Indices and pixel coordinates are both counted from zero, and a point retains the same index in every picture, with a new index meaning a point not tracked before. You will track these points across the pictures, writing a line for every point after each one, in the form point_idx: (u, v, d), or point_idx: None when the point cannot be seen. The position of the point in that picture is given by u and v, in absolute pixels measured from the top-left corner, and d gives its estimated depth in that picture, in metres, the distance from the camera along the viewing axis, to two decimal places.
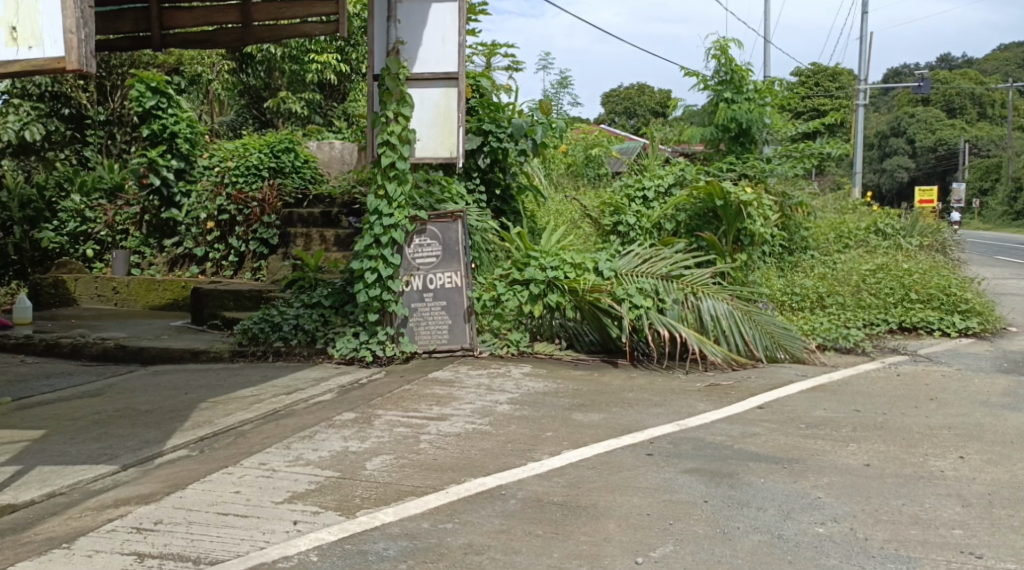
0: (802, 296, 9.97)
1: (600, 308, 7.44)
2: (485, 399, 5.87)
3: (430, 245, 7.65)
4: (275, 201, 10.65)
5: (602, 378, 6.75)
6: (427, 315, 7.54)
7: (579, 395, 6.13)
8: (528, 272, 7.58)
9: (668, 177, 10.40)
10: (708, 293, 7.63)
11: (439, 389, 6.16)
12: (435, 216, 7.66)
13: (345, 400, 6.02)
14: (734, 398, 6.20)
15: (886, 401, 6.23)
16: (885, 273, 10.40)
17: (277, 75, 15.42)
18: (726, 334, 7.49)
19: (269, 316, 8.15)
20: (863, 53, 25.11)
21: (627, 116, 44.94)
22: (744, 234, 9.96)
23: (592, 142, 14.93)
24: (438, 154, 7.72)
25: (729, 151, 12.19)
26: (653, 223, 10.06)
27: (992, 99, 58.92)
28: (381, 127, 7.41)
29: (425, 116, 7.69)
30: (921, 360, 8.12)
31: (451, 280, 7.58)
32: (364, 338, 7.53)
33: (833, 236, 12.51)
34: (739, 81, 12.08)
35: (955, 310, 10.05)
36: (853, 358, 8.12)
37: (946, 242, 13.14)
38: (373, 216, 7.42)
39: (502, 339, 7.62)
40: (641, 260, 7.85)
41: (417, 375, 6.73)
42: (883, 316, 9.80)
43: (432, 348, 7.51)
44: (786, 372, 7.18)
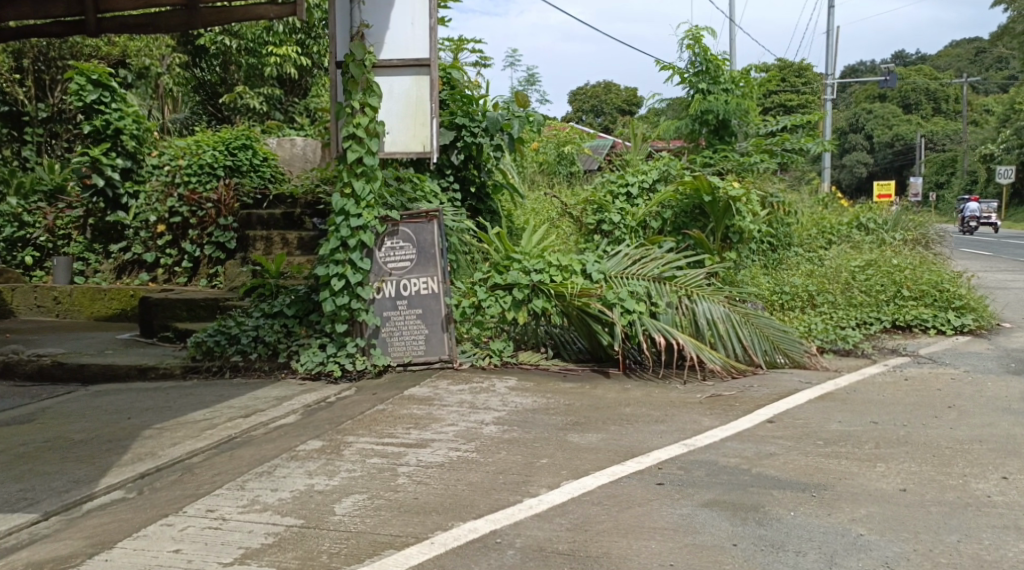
0: (792, 294, 9.46)
1: (589, 314, 6.84)
2: (469, 420, 5.26)
3: (403, 248, 7.02)
4: (232, 202, 9.96)
5: (594, 391, 6.16)
6: (401, 325, 6.92)
7: (571, 412, 5.54)
8: (511, 276, 6.96)
9: (652, 173, 9.85)
10: (702, 295, 7.10)
11: (415, 409, 5.53)
12: (409, 216, 7.04)
13: (310, 423, 5.39)
14: (740, 410, 5.63)
15: (901, 408, 5.63)
16: (875, 269, 9.94)
17: (233, 68, 14.90)
18: (723, 339, 6.97)
19: (226, 327, 7.46)
20: (829, 47, 24.84)
21: (594, 114, 44.22)
22: (732, 231, 9.53)
23: (564, 138, 14.38)
24: (410, 148, 7.08)
25: (709, 146, 11.66)
26: (638, 221, 9.50)
27: (947, 95, 59.43)
28: (347, 119, 6.79)
29: (394, 107, 7.07)
30: (925, 361, 7.54)
31: (426, 286, 6.97)
32: (333, 351, 6.92)
33: (815, 232, 12.07)
34: (715, 71, 11.57)
35: (949, 307, 9.61)
36: (855, 361, 7.60)
37: (929, 235, 12.72)
38: (340, 217, 6.80)
39: (483, 349, 7.03)
40: (631, 261, 7.29)
41: (391, 392, 6.10)
42: (876, 314, 9.31)
43: (407, 361, 6.89)
44: (789, 380, 6.63)
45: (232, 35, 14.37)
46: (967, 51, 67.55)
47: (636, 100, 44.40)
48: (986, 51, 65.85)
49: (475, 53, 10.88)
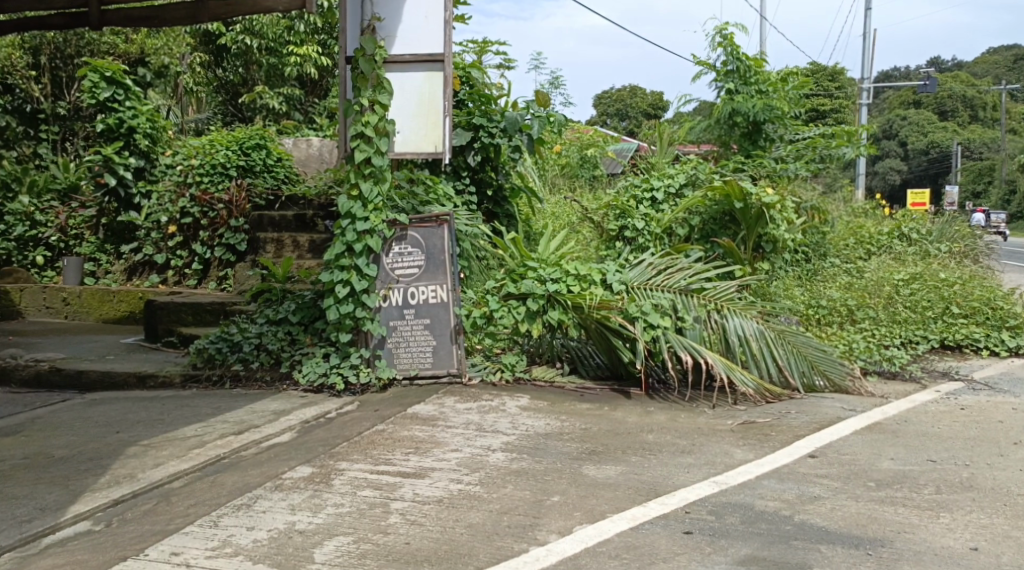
0: (830, 309, 8.94)
1: (609, 327, 6.31)
2: (474, 445, 4.78)
3: (411, 254, 6.57)
4: (244, 203, 9.53)
5: (613, 414, 5.66)
6: (407, 335, 6.48)
7: (587, 438, 5.04)
8: (525, 285, 6.45)
9: (679, 177, 9.30)
10: (733, 309, 6.57)
11: (417, 430, 5.05)
12: (418, 220, 6.59)
13: (302, 443, 4.92)
14: (776, 442, 5.12)
15: (960, 443, 5.27)
16: (921, 283, 9.41)
17: (254, 68, 14.44)
18: (756, 359, 6.42)
19: (228, 334, 7.04)
20: (866, 51, 24.13)
21: (621, 118, 43.60)
22: (765, 240, 9.00)
23: (587, 142, 13.91)
24: (422, 148, 6.63)
25: (740, 150, 11.08)
26: (663, 227, 8.96)
27: (984, 102, 58.13)
28: (355, 116, 6.34)
29: (406, 105, 6.61)
30: (982, 388, 7.03)
31: (435, 294, 6.52)
32: (335, 362, 6.49)
33: (853, 242, 11.46)
34: (746, 71, 11.02)
35: (1002, 326, 9.03)
36: (902, 385, 7.07)
37: (976, 248, 12.09)
38: (346, 220, 6.40)
39: (494, 363, 6.58)
40: (655, 271, 6.74)
41: (394, 410, 5.63)
42: (923, 333, 8.74)
43: (414, 374, 6.45)
44: (828, 406, 6.12)
45: (253, 34, 13.93)
46: (1004, 57, 66.21)
47: (663, 104, 43.74)
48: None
49: (497, 56, 10.44)
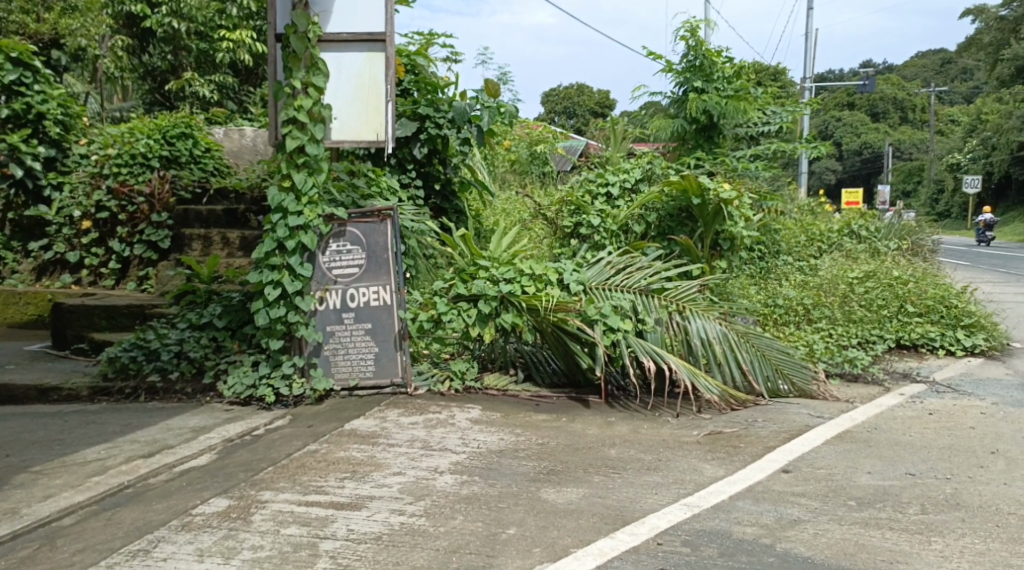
0: (787, 307, 8.71)
1: (568, 331, 5.87)
2: (420, 467, 4.29)
3: (351, 252, 6.03)
4: (168, 196, 8.97)
5: (571, 426, 5.22)
6: (346, 341, 5.96)
7: (544, 455, 4.58)
8: (476, 285, 5.94)
9: (635, 171, 8.89)
10: (696, 311, 6.18)
11: (354, 450, 4.54)
12: (358, 214, 6.04)
13: (221, 468, 4.37)
14: (747, 455, 4.72)
15: (936, 453, 4.80)
16: (876, 281, 9.17)
17: (183, 54, 13.53)
18: (720, 362, 6.06)
19: (144, 340, 6.38)
20: (808, 51, 24.16)
21: (566, 115, 43.37)
22: (723, 237, 8.67)
23: (537, 137, 13.49)
24: (362, 136, 6.06)
25: (696, 147, 10.73)
26: (619, 224, 8.55)
27: (915, 104, 59.44)
28: (286, 100, 5.82)
29: (344, 88, 6.05)
30: (946, 391, 6.64)
31: (377, 297, 5.99)
32: (266, 372, 5.98)
33: (805, 239, 11.17)
34: (709, 67, 10.56)
35: (957, 325, 8.80)
36: (867, 389, 6.74)
37: (924, 245, 11.98)
38: (276, 215, 5.84)
39: (442, 371, 6.10)
40: (614, 270, 6.33)
41: (330, 425, 5.11)
42: (879, 332, 8.46)
43: (353, 385, 5.95)
44: (795, 412, 5.80)
45: (180, 17, 13.04)
46: (933, 60, 68.11)
47: (608, 102, 43.63)
48: (955, 60, 66.20)
49: (445, 48, 9.94)
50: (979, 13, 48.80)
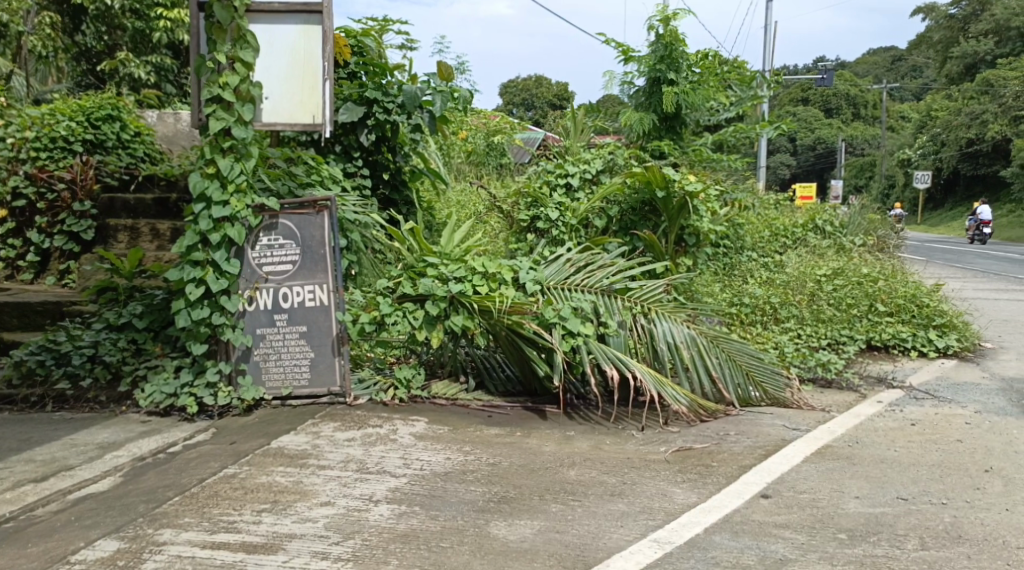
0: (753, 306, 8.32)
1: (523, 335, 5.37)
2: (351, 496, 3.77)
3: (283, 246, 5.42)
4: (91, 182, 8.26)
5: (526, 443, 4.71)
6: (278, 346, 5.38)
7: (495, 480, 4.08)
8: (423, 284, 5.37)
9: (596, 162, 8.35)
10: (662, 313, 5.71)
11: (278, 474, 3.96)
12: (291, 205, 5.44)
13: (120, 497, 3.76)
14: (721, 477, 4.26)
15: (926, 473, 4.42)
16: (844, 279, 8.80)
17: (119, 33, 12.90)
18: (687, 369, 5.59)
19: (54, 342, 5.75)
20: (765, 48, 23.86)
21: (525, 107, 42.88)
22: (688, 233, 8.22)
23: (494, 128, 12.95)
24: (296, 118, 5.45)
25: (659, 138, 10.24)
26: (579, 218, 8.02)
27: (867, 100, 59.96)
28: (209, 76, 5.21)
29: (276, 65, 5.43)
30: (925, 398, 6.27)
31: (312, 296, 5.40)
32: (188, 380, 5.37)
33: (770, 234, 10.73)
34: (677, 57, 9.97)
35: (928, 325, 8.42)
36: (841, 396, 6.34)
37: (887, 241, 11.68)
38: (199, 205, 5.22)
39: (386, 379, 5.54)
40: (574, 268, 5.82)
41: (255, 442, 4.53)
42: (848, 331, 8.07)
43: (285, 393, 5.37)
44: (769, 424, 5.38)
45: None
46: (884, 59, 68.98)
47: (566, 94, 43.27)
48: (905, 58, 66.99)
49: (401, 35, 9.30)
50: (931, 12, 49.44)
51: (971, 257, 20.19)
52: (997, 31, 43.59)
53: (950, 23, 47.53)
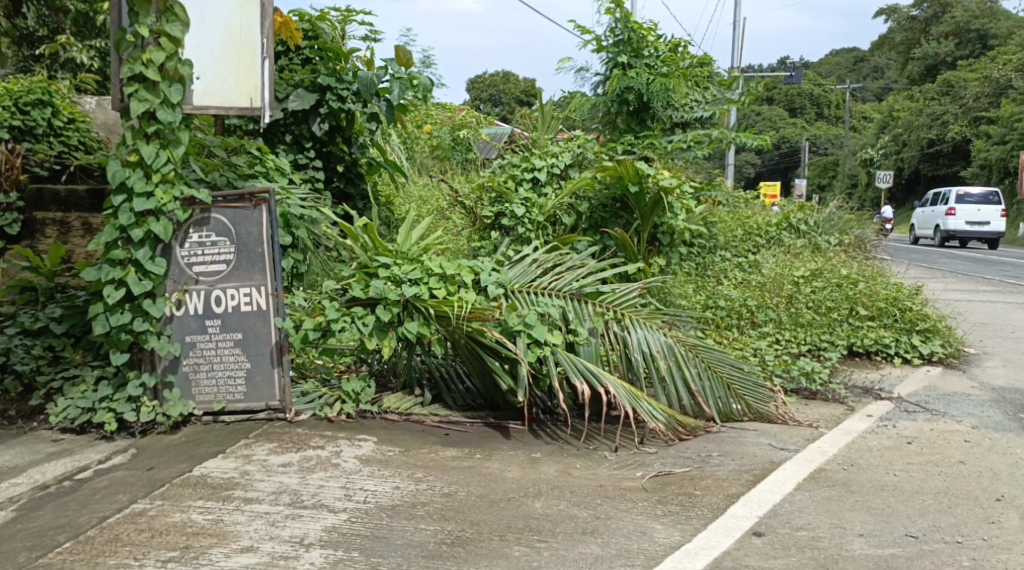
0: (729, 310, 7.87)
1: (484, 344, 4.84)
2: (280, 539, 3.26)
3: (216, 244, 4.83)
4: (18, 173, 7.32)
5: (487, 466, 4.21)
6: (210, 356, 4.79)
7: (451, 515, 3.58)
8: (373, 287, 4.81)
9: (565, 155, 7.80)
10: (637, 319, 5.21)
11: (196, 511, 3.45)
12: (225, 198, 4.84)
13: (4, 540, 3.29)
14: (706, 510, 3.78)
15: (932, 503, 4.01)
16: (824, 282, 8.39)
17: (62, 16, 12.20)
18: (664, 382, 5.11)
19: None
20: (734, 47, 23.61)
21: (492, 103, 41.97)
22: (661, 231, 7.75)
23: (459, 123, 12.44)
24: (231, 101, 4.88)
25: (627, 132, 9.78)
26: (547, 215, 7.46)
27: (831, 100, 60.30)
28: (131, 51, 4.59)
29: (210, 42, 4.84)
30: (917, 411, 5.86)
31: (248, 300, 4.81)
32: (107, 393, 4.75)
33: (742, 233, 10.26)
34: (638, 43, 9.71)
35: (912, 330, 7.97)
36: (827, 408, 5.92)
37: (865, 241, 11.29)
38: (120, 197, 4.63)
39: (333, 392, 4.99)
40: (540, 271, 5.31)
41: (176, 467, 3.95)
42: (829, 336, 7.64)
43: (218, 409, 4.78)
44: (754, 442, 4.91)
45: None
46: (846, 60, 69.66)
47: (534, 91, 42.76)
48: (868, 58, 67.68)
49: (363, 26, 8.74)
50: (893, 14, 49.85)
51: (937, 256, 19.98)
52: (957, 33, 44.24)
53: (911, 25, 48.04)
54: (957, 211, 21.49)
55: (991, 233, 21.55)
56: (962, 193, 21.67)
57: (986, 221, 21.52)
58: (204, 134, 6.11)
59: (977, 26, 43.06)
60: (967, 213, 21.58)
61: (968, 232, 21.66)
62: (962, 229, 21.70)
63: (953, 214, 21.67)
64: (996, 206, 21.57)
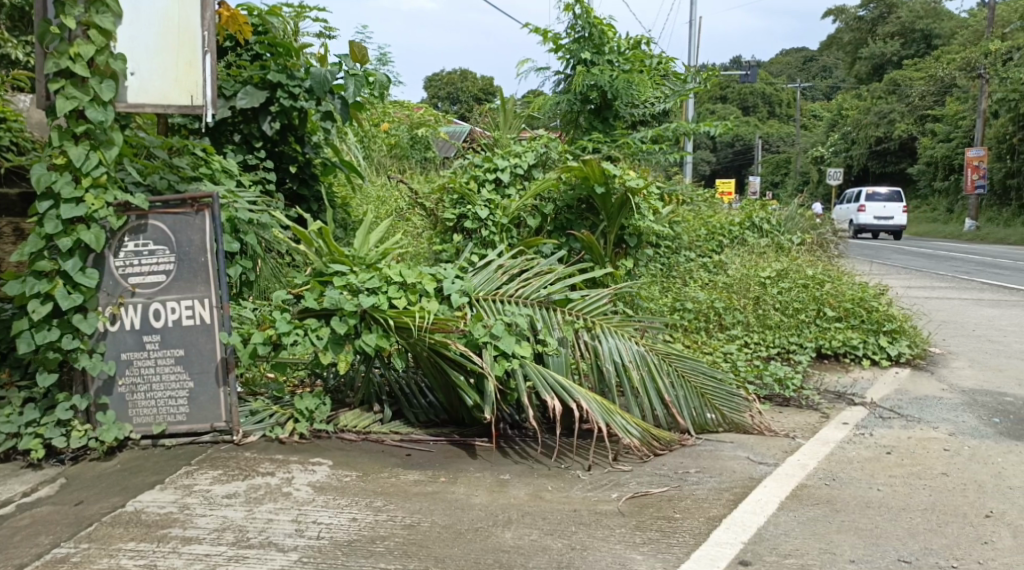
0: (696, 312, 7.65)
1: (448, 357, 4.54)
2: None
3: (153, 253, 4.45)
4: None
5: (452, 491, 3.91)
6: (149, 375, 4.42)
7: (413, 551, 3.29)
8: (327, 297, 4.46)
9: (528, 155, 7.52)
10: (608, 328, 4.94)
11: (128, 557, 3.12)
12: (164, 204, 4.47)
13: None
14: (687, 537, 3.53)
15: (921, 521, 3.81)
16: (791, 282, 8.22)
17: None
18: (637, 393, 4.84)
19: None
20: (690, 46, 23.55)
21: (449, 101, 41.74)
22: (628, 233, 7.51)
23: (418, 121, 12.13)
24: (168, 98, 4.51)
25: (590, 130, 9.51)
26: (510, 217, 7.17)
27: (783, 99, 60.99)
28: (58, 45, 4.19)
29: (145, 36, 4.47)
30: (892, 418, 5.67)
31: (190, 314, 4.45)
32: (34, 417, 4.34)
33: (706, 232, 10.07)
34: (599, 39, 9.45)
35: (878, 330, 7.74)
36: (802, 416, 5.71)
37: (827, 240, 11.19)
38: (46, 203, 4.23)
39: (284, 411, 4.64)
40: (506, 277, 5.02)
41: (109, 502, 3.60)
42: (797, 339, 7.45)
43: (157, 432, 4.41)
44: (732, 456, 4.67)
45: None
46: (797, 59, 70.63)
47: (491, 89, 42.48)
48: (817, 58, 68.67)
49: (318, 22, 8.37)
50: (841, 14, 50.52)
51: (890, 252, 20.09)
52: (902, 33, 44.98)
53: (857, 24, 48.58)
54: (869, 208, 24.97)
55: (895, 225, 25.02)
56: (871, 193, 25.26)
57: (892, 216, 24.96)
58: (144, 134, 5.72)
59: (922, 26, 43.83)
60: (876, 210, 25.04)
61: (876, 226, 25.11)
62: (871, 223, 25.13)
63: (864, 211, 25.24)
64: (899, 203, 25.09)
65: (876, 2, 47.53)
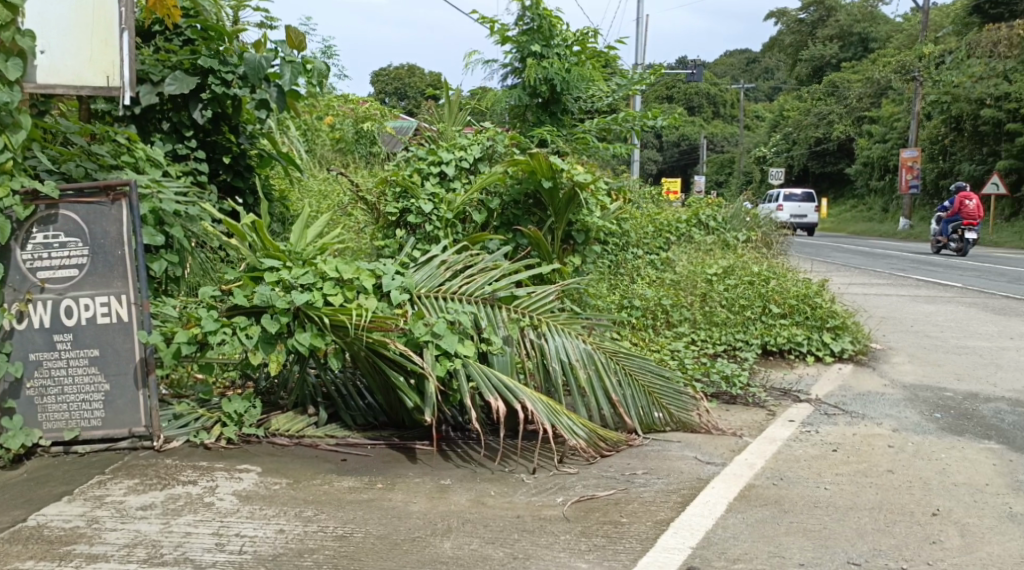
0: (643, 309, 7.53)
1: (387, 357, 4.31)
2: None
3: (65, 246, 4.13)
4: None
5: (387, 498, 3.69)
6: (60, 377, 4.11)
7: (343, 563, 3.07)
8: (258, 293, 4.20)
9: (473, 148, 7.31)
10: (555, 326, 4.76)
11: None
12: (77, 192, 4.14)
13: None
14: (635, 542, 3.37)
15: (871, 521, 3.71)
16: (737, 279, 8.15)
17: None
18: (584, 392, 4.67)
19: None
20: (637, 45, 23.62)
21: (396, 96, 41.33)
22: (575, 229, 7.34)
23: (363, 114, 11.83)
24: (82, 79, 4.21)
25: (538, 124, 9.33)
26: (455, 211, 6.95)
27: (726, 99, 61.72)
28: None
29: (56, 11, 4.17)
30: (837, 415, 5.59)
31: (106, 312, 4.12)
32: None
33: (653, 229, 9.98)
34: (548, 31, 9.14)
35: (822, 327, 7.69)
36: (749, 414, 5.60)
37: (772, 237, 11.20)
38: None
39: (211, 414, 4.37)
40: (449, 273, 4.80)
41: (10, 515, 3.31)
42: (743, 336, 7.37)
43: (70, 438, 4.11)
44: (681, 456, 4.52)
45: None
46: (739, 61, 71.62)
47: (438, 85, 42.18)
48: (758, 61, 69.74)
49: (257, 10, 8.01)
50: (783, 16, 51.30)
51: (830, 250, 20.33)
52: (841, 36, 45.83)
53: (798, 27, 49.37)
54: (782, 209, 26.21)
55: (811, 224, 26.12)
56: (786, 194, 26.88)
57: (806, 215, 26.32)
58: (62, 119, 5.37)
59: (860, 29, 44.73)
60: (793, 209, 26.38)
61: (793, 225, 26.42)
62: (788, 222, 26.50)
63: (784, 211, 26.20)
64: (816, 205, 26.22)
65: (817, 5, 48.35)
